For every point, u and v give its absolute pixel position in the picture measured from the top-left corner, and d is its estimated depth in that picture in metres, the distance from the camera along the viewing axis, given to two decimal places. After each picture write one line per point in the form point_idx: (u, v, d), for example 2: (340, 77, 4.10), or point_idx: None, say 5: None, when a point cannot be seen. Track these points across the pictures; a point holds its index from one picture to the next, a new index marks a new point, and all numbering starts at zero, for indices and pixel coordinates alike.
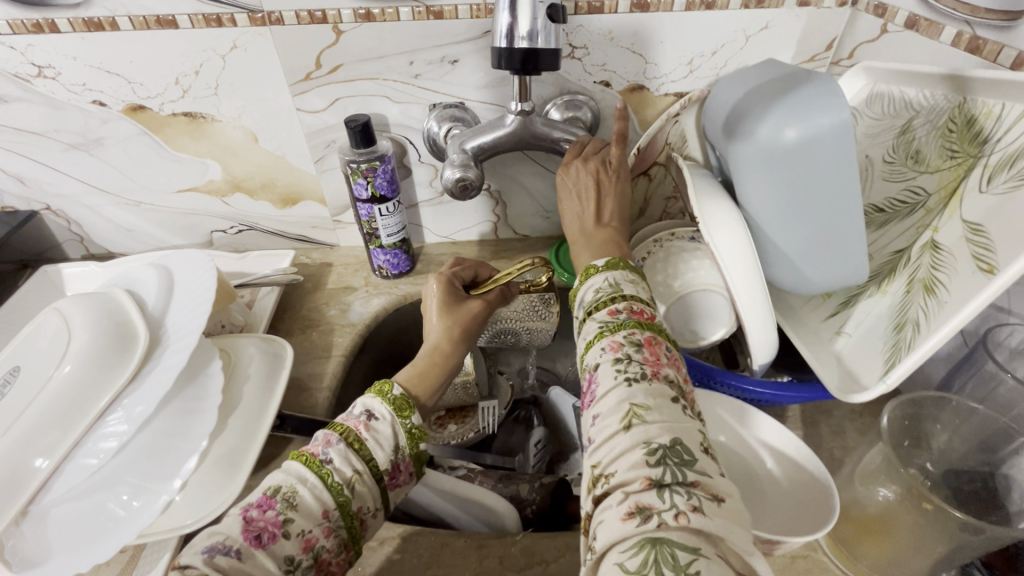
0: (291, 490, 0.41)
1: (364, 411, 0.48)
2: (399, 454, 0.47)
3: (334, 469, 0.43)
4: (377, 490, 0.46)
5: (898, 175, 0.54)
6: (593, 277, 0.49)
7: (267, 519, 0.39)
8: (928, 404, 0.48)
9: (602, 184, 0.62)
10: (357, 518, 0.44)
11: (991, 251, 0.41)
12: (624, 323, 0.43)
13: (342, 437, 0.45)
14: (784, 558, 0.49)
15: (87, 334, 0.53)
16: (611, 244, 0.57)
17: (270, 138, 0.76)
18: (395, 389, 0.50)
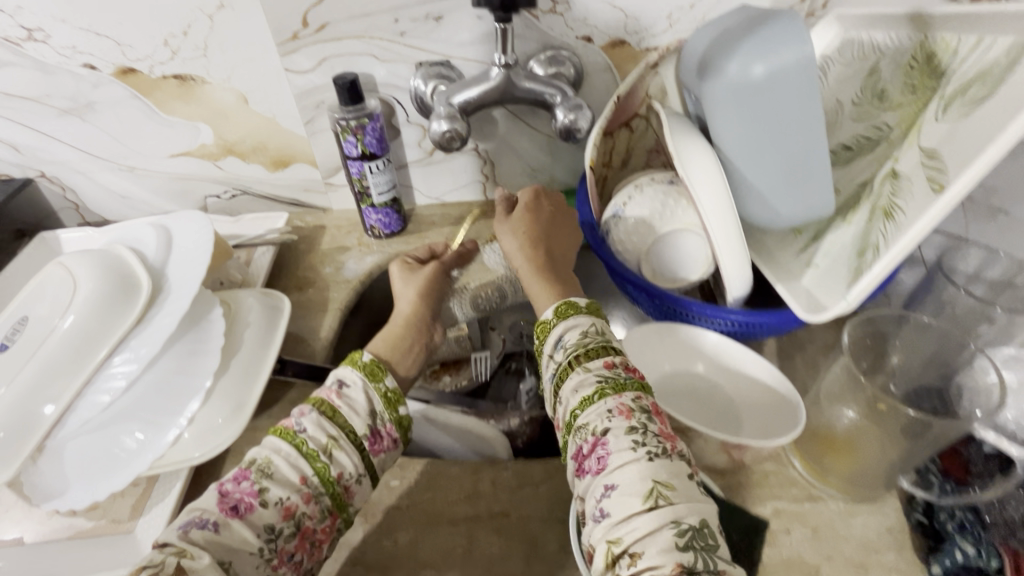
0: (267, 462, 0.45)
1: (336, 380, 0.52)
2: (375, 420, 0.50)
3: (307, 437, 0.46)
4: (358, 455, 0.48)
5: (864, 115, 0.57)
6: (578, 317, 0.51)
7: (242, 490, 0.43)
8: (892, 327, 0.51)
9: (552, 227, 0.68)
10: (339, 484, 0.46)
11: (943, 171, 0.44)
12: (628, 386, 0.45)
13: (315, 408, 0.48)
14: (757, 474, 0.53)
15: (92, 282, 0.55)
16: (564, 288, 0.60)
17: (259, 100, 0.78)
18: (365, 355, 0.53)
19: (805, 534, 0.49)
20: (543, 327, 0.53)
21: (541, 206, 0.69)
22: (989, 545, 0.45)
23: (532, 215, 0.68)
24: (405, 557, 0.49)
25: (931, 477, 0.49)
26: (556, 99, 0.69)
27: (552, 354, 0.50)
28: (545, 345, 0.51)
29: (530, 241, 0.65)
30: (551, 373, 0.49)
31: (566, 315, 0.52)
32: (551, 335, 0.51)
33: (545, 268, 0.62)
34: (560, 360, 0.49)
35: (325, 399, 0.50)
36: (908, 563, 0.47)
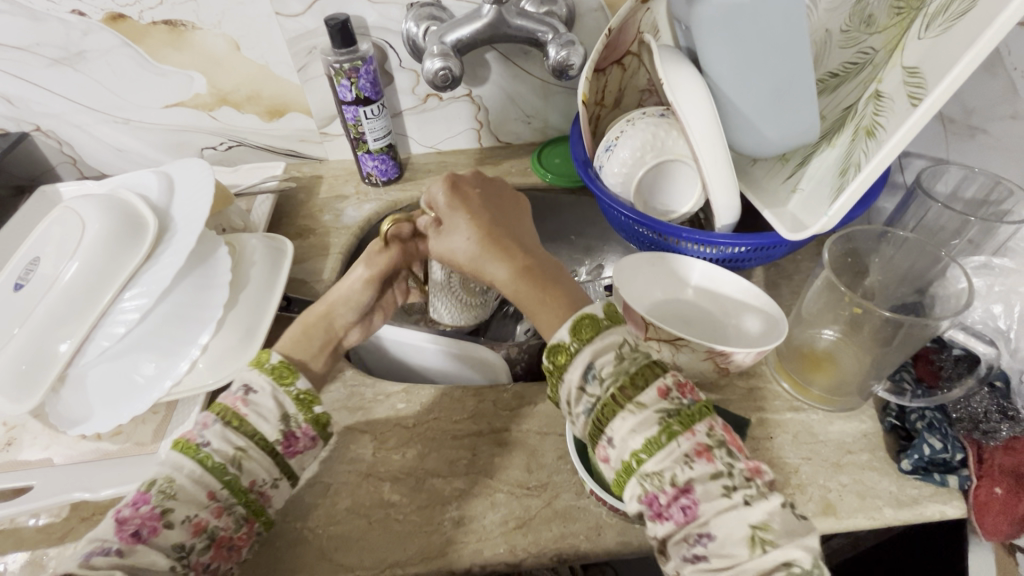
0: (168, 481, 0.40)
1: (242, 386, 0.46)
2: (288, 422, 0.45)
3: (212, 451, 0.42)
4: (271, 462, 0.44)
5: (851, 41, 0.59)
6: (610, 331, 0.39)
7: (142, 515, 0.38)
8: (872, 246, 0.54)
9: (500, 211, 0.53)
10: (254, 491, 0.43)
11: (923, 87, 0.45)
12: (697, 414, 0.37)
13: (219, 418, 0.44)
14: (743, 389, 0.56)
15: (101, 221, 0.56)
16: (560, 295, 0.45)
17: (251, 46, 0.77)
18: (273, 356, 0.48)
19: (786, 439, 0.52)
20: (564, 355, 0.40)
21: (468, 191, 0.53)
22: (955, 440, 0.48)
23: (471, 206, 0.52)
24: (413, 469, 0.52)
25: (904, 384, 0.52)
26: (547, 37, 0.70)
27: (583, 387, 0.38)
28: (569, 374, 0.39)
29: (492, 238, 0.49)
30: (586, 406, 0.38)
31: (590, 337, 0.39)
32: (576, 365, 0.39)
33: (533, 267, 0.47)
34: (598, 393, 0.38)
35: (231, 406, 0.44)
36: (880, 461, 0.50)
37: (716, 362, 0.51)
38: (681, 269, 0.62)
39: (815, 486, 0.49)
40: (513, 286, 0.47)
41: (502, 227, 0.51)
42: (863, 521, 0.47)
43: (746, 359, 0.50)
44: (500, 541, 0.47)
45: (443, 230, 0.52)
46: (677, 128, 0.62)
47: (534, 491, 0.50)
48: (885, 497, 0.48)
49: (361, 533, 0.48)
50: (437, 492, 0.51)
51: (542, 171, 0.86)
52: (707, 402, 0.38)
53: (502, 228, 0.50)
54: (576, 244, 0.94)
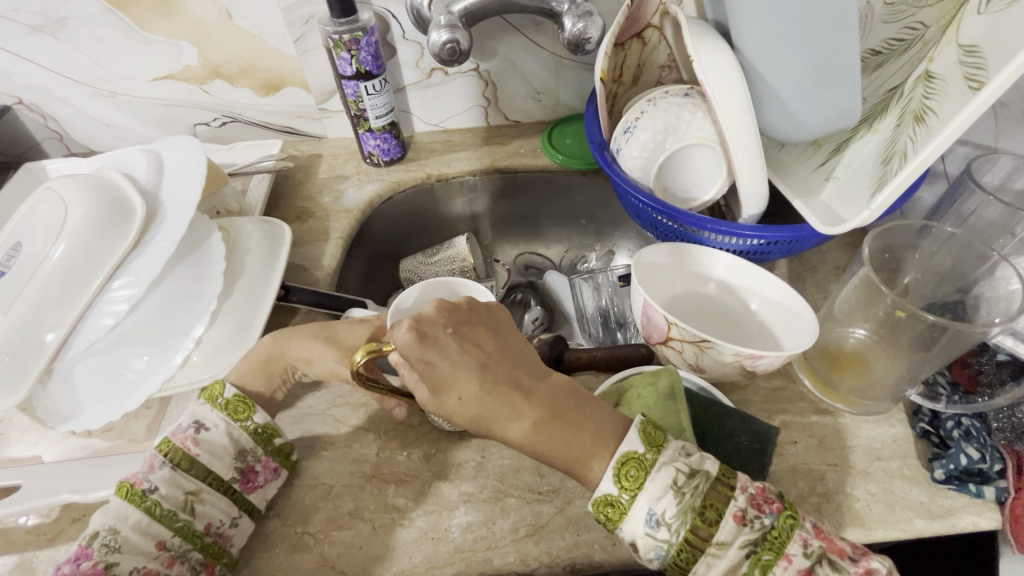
0: (112, 532, 0.41)
1: (194, 423, 0.46)
2: (244, 458, 0.46)
3: (160, 497, 0.43)
4: (228, 502, 0.45)
5: (897, 15, 0.53)
6: (655, 469, 0.39)
7: (82, 572, 0.39)
8: (911, 240, 0.50)
9: (480, 346, 0.45)
10: (209, 535, 0.43)
11: (983, 68, 0.41)
12: (783, 531, 0.38)
13: (167, 460, 0.44)
14: (765, 390, 0.53)
15: (85, 205, 0.52)
16: (589, 449, 0.41)
17: (243, 14, 0.72)
18: (226, 391, 0.48)
19: (811, 444, 0.49)
20: (617, 509, 0.39)
21: (438, 332, 0.44)
22: (993, 450, 0.46)
23: (452, 354, 0.43)
24: (419, 471, 0.50)
25: (939, 388, 0.50)
26: (563, 7, 0.65)
27: (648, 535, 0.39)
28: (630, 524, 0.39)
29: (491, 390, 0.42)
30: (658, 553, 0.39)
31: (637, 482, 0.39)
32: (634, 517, 0.39)
33: (553, 416, 0.42)
34: (668, 538, 0.38)
35: (181, 446, 0.45)
36: (911, 469, 0.48)
37: (743, 365, 0.48)
38: (703, 266, 0.58)
39: (842, 495, 0.46)
40: (535, 444, 0.42)
41: (502, 372, 0.44)
42: (892, 532, 0.45)
43: (775, 363, 0.47)
44: (509, 549, 0.45)
45: (434, 392, 0.42)
46: (703, 109, 0.57)
47: (546, 496, 0.48)
48: (916, 507, 0.45)
49: (364, 538, 0.46)
50: (443, 496, 0.48)
51: (553, 151, 0.82)
52: (788, 512, 0.38)
53: (504, 374, 0.43)
54: (586, 228, 0.91)
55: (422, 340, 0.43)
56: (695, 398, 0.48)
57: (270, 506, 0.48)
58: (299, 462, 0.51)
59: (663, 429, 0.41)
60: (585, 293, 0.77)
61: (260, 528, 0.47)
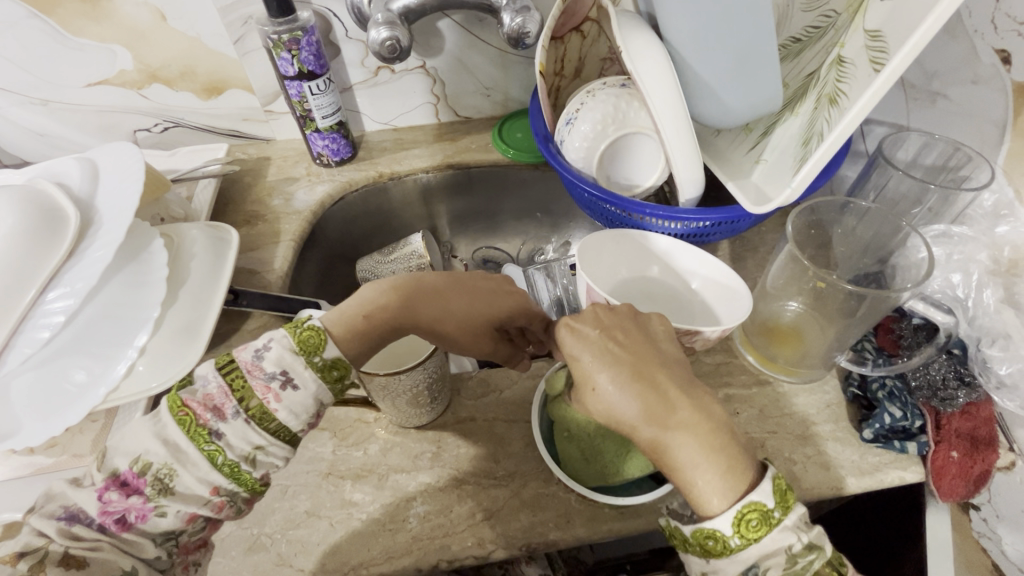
0: (167, 470, 0.38)
1: (280, 372, 0.40)
2: (319, 411, 0.42)
3: (223, 447, 0.39)
4: (290, 450, 0.42)
5: (813, 3, 0.56)
6: (781, 530, 0.35)
7: (130, 504, 0.37)
8: (833, 215, 0.53)
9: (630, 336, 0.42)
10: (264, 483, 0.41)
11: (885, 51, 0.44)
12: None
13: (241, 407, 0.39)
14: (709, 366, 0.56)
15: (13, 216, 0.51)
16: (728, 468, 0.37)
17: (178, 15, 0.70)
18: (327, 351, 0.41)
19: (752, 414, 0.52)
20: (720, 545, 0.36)
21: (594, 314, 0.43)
22: (913, 408, 0.49)
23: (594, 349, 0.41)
24: (376, 465, 0.50)
25: (866, 353, 0.53)
26: (501, 3, 0.66)
27: None
28: (726, 563, 0.36)
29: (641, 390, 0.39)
30: None
31: (754, 536, 0.35)
32: (734, 560, 0.35)
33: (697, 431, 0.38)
34: None
35: (260, 396, 0.40)
36: (843, 431, 0.51)
37: (681, 342, 0.50)
38: (644, 250, 0.60)
39: (780, 458, 0.49)
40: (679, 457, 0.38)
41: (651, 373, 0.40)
42: (826, 490, 0.48)
43: (711, 338, 0.50)
44: (468, 534, 0.46)
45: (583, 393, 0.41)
46: (639, 99, 0.60)
47: (501, 481, 0.49)
48: (848, 466, 0.48)
49: (323, 535, 0.46)
50: (401, 488, 0.49)
51: (503, 146, 0.83)
52: None
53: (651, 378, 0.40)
54: (542, 221, 0.92)
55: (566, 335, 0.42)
56: None
57: None
58: None
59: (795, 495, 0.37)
60: (539, 282, 0.78)
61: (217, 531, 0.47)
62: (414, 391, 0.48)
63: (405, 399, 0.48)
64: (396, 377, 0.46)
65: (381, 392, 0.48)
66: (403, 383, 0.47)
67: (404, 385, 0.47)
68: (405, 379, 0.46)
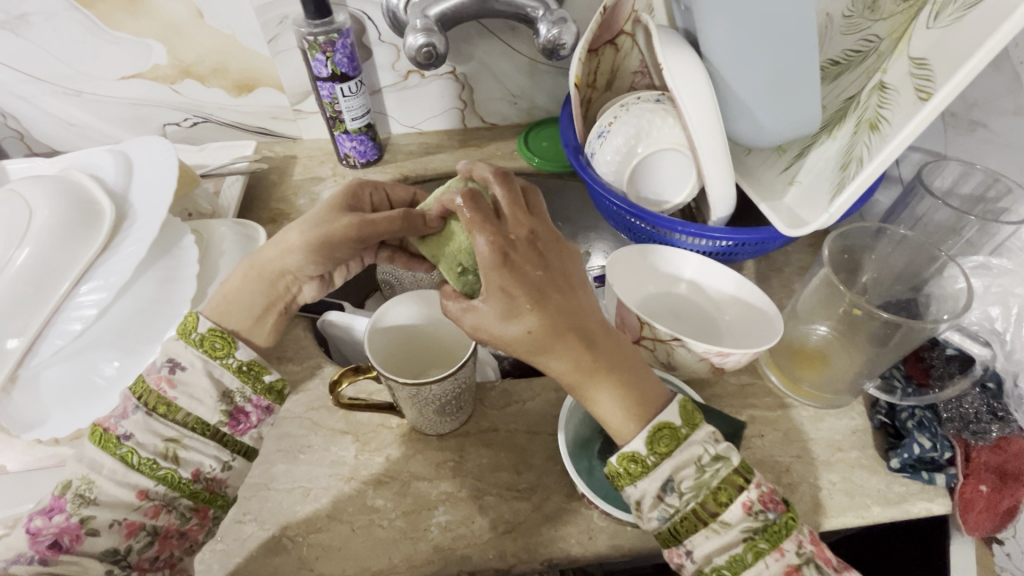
0: (86, 483, 0.41)
1: (167, 362, 0.45)
2: (231, 399, 0.46)
3: (135, 446, 0.42)
4: (216, 445, 0.45)
5: (854, 27, 0.56)
6: (688, 442, 0.39)
7: (56, 526, 0.39)
8: (867, 240, 0.52)
9: (555, 284, 0.41)
10: (199, 481, 0.44)
11: (931, 79, 0.43)
12: (784, 527, 0.37)
13: (141, 404, 0.44)
14: (734, 386, 0.55)
15: (49, 208, 0.51)
16: (635, 401, 0.41)
17: (215, 13, 0.71)
18: (200, 326, 0.46)
19: (777, 437, 0.52)
20: (641, 466, 0.39)
21: (523, 260, 0.40)
22: (944, 440, 0.48)
23: (527, 286, 0.40)
24: (399, 472, 0.50)
25: (894, 381, 0.52)
26: (538, 13, 0.66)
27: (660, 497, 0.39)
28: (648, 481, 0.39)
29: (562, 329, 0.40)
30: (660, 514, 0.39)
31: (667, 452, 0.39)
32: (653, 478, 0.39)
33: (604, 368, 0.41)
34: (677, 504, 0.39)
35: (156, 388, 0.44)
36: (870, 458, 0.50)
37: (712, 363, 0.50)
38: (672, 268, 0.60)
39: (806, 484, 0.49)
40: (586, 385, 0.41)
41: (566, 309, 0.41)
42: (852, 518, 0.47)
43: (742, 360, 0.49)
44: (488, 546, 0.46)
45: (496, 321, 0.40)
46: (673, 115, 0.59)
47: (523, 494, 0.49)
48: (874, 494, 0.48)
49: (344, 539, 0.46)
50: (423, 496, 0.49)
51: (529, 154, 0.83)
52: (790, 512, 0.38)
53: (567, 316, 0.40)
54: None
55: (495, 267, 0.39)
56: None
57: (248, 511, 0.48)
58: (278, 466, 0.51)
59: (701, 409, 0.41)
60: None
61: (238, 532, 0.47)
62: (440, 400, 0.48)
63: (433, 408, 0.48)
64: (424, 390, 0.46)
65: (408, 400, 0.48)
66: (427, 395, 0.47)
67: (430, 395, 0.47)
68: (432, 391, 0.46)
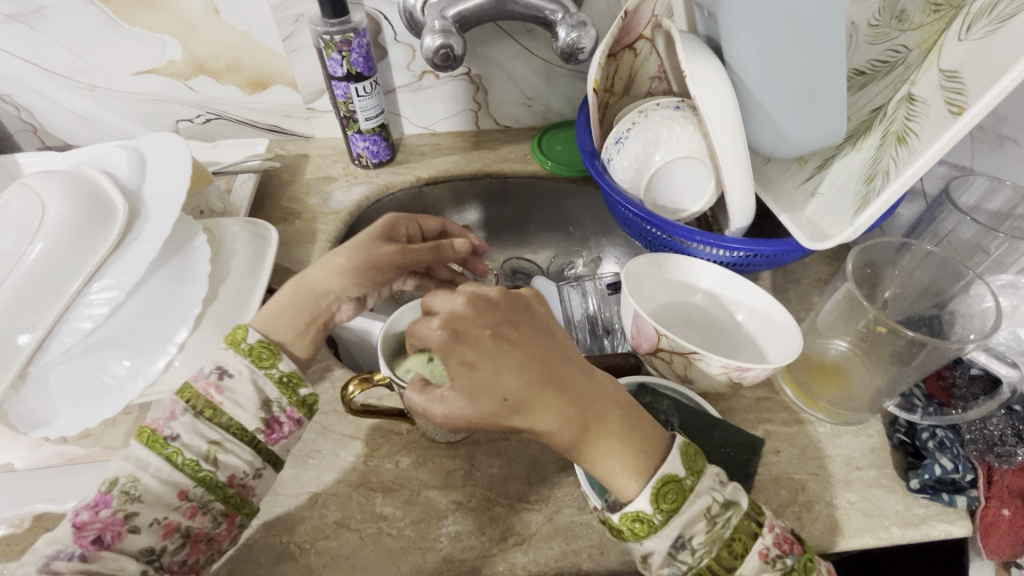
0: (132, 480, 0.41)
1: (216, 368, 0.46)
2: (270, 408, 0.46)
3: (180, 446, 0.43)
4: (252, 453, 0.45)
5: (881, 37, 0.55)
6: (694, 494, 0.39)
7: (102, 520, 0.39)
8: (891, 255, 0.52)
9: (518, 347, 0.43)
10: (231, 487, 0.44)
11: (963, 93, 0.42)
12: (802, 569, 0.39)
13: (189, 406, 0.44)
14: (749, 400, 0.54)
15: (63, 204, 0.51)
16: (633, 453, 0.40)
17: (231, 10, 0.70)
18: (250, 336, 0.48)
19: (793, 453, 0.51)
20: (646, 525, 0.39)
21: (477, 330, 0.44)
22: (966, 461, 0.47)
23: (487, 357, 0.42)
24: (408, 480, 0.50)
25: (915, 400, 0.51)
26: (557, 16, 0.65)
27: (671, 556, 0.38)
28: (656, 541, 0.38)
29: (534, 390, 0.41)
30: (673, 572, 0.38)
31: (672, 506, 0.39)
32: (662, 537, 0.38)
33: (591, 424, 0.41)
34: (690, 561, 0.38)
35: (204, 394, 0.45)
36: (888, 478, 0.49)
37: (730, 377, 0.49)
38: (688, 278, 0.59)
39: (823, 503, 0.48)
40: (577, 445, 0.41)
41: (537, 371, 0.42)
42: (870, 540, 0.46)
43: (761, 375, 0.48)
44: (498, 559, 0.45)
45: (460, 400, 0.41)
46: (693, 122, 0.58)
47: (535, 505, 0.48)
48: (893, 516, 0.47)
49: (352, 547, 0.46)
50: (432, 505, 0.48)
51: (542, 158, 0.82)
52: (807, 555, 0.40)
53: (537, 376, 0.42)
54: (574, 235, 0.90)
55: (448, 346, 0.43)
56: (683, 407, 0.49)
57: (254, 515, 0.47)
58: (286, 470, 0.50)
59: (701, 452, 0.41)
60: (573, 300, 0.76)
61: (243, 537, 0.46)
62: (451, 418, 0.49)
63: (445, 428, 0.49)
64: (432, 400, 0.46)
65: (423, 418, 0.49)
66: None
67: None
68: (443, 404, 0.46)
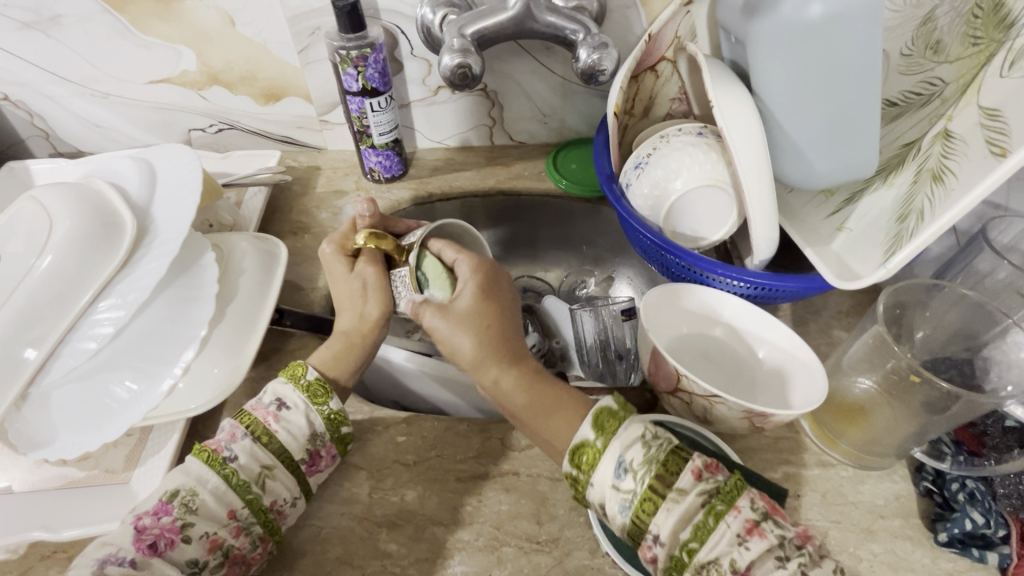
0: (191, 494, 0.42)
1: (275, 399, 0.47)
2: (315, 441, 0.47)
3: (238, 467, 0.43)
4: (293, 480, 0.45)
5: (915, 67, 0.53)
6: (628, 423, 0.43)
7: (161, 526, 0.40)
8: (922, 294, 0.50)
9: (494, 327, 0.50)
10: (272, 511, 0.44)
11: (1006, 133, 0.41)
12: (735, 487, 0.39)
13: (248, 432, 0.45)
14: (768, 439, 0.52)
15: (71, 220, 0.49)
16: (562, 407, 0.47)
17: (247, 21, 0.69)
18: (308, 372, 0.49)
19: (814, 499, 0.49)
20: (592, 457, 0.42)
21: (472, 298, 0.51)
22: (998, 515, 0.45)
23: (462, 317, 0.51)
24: (414, 514, 0.48)
25: (943, 447, 0.49)
26: (578, 36, 0.64)
27: (617, 486, 0.41)
28: (600, 474, 0.42)
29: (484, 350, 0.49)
30: (623, 504, 0.40)
31: (613, 432, 0.42)
32: (606, 466, 0.41)
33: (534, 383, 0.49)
34: (633, 488, 0.40)
35: (262, 421, 0.46)
36: (914, 528, 0.47)
37: (752, 420, 0.47)
38: (709, 311, 0.57)
39: (845, 555, 0.46)
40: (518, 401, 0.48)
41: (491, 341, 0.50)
42: None
43: (785, 420, 0.46)
44: None
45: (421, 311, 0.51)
46: (717, 150, 0.56)
47: (544, 547, 0.46)
48: (919, 570, 0.45)
49: None
50: (439, 542, 0.46)
51: (557, 176, 0.81)
52: (738, 476, 0.40)
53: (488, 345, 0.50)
54: (586, 255, 0.89)
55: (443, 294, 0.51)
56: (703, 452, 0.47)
57: None
58: None
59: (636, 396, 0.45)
60: (586, 323, 0.74)
61: None
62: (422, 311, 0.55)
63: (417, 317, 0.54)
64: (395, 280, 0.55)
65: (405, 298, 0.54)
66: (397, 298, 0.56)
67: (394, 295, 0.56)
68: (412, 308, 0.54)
